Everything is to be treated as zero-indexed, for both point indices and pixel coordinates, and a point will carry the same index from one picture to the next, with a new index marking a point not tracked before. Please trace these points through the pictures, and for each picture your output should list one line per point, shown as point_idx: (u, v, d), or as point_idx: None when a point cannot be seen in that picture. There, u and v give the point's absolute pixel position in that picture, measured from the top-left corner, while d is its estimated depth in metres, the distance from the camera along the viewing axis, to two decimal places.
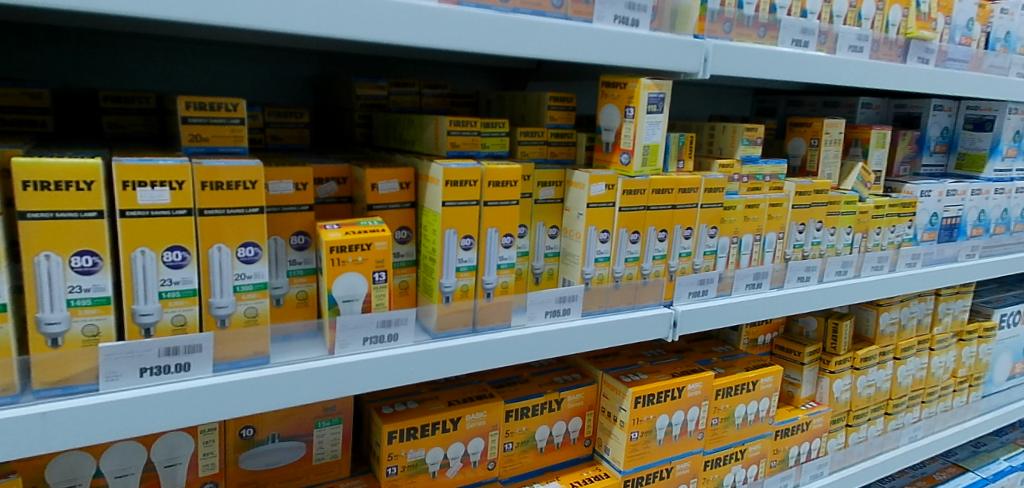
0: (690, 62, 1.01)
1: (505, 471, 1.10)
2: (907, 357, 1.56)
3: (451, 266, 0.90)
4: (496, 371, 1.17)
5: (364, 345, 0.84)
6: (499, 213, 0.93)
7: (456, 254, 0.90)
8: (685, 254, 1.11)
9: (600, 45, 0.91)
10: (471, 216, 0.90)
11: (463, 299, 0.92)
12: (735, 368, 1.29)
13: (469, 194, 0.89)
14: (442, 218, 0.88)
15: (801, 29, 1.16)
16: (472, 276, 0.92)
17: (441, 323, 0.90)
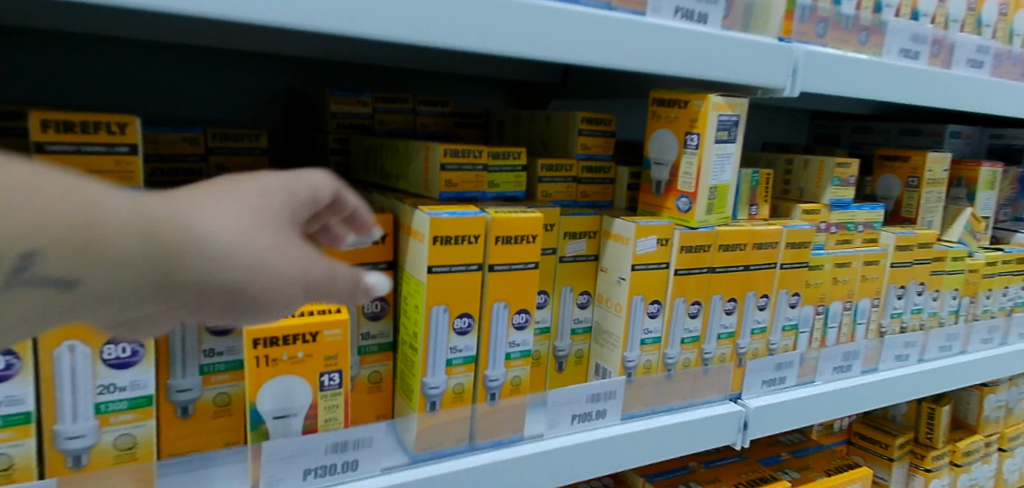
0: (776, 76, 0.74)
1: None
2: (1014, 447, 1.26)
3: (439, 358, 0.63)
4: None
5: (306, 479, 0.56)
6: (510, 281, 0.65)
7: (447, 341, 0.63)
8: (759, 331, 0.84)
9: (658, 49, 0.65)
10: (471, 287, 0.63)
11: (455, 404, 0.65)
12: (814, 471, 1.01)
13: (469, 255, 0.62)
14: (428, 290, 0.61)
15: (911, 36, 0.88)
16: (467, 372, 0.65)
17: (423, 442, 0.63)
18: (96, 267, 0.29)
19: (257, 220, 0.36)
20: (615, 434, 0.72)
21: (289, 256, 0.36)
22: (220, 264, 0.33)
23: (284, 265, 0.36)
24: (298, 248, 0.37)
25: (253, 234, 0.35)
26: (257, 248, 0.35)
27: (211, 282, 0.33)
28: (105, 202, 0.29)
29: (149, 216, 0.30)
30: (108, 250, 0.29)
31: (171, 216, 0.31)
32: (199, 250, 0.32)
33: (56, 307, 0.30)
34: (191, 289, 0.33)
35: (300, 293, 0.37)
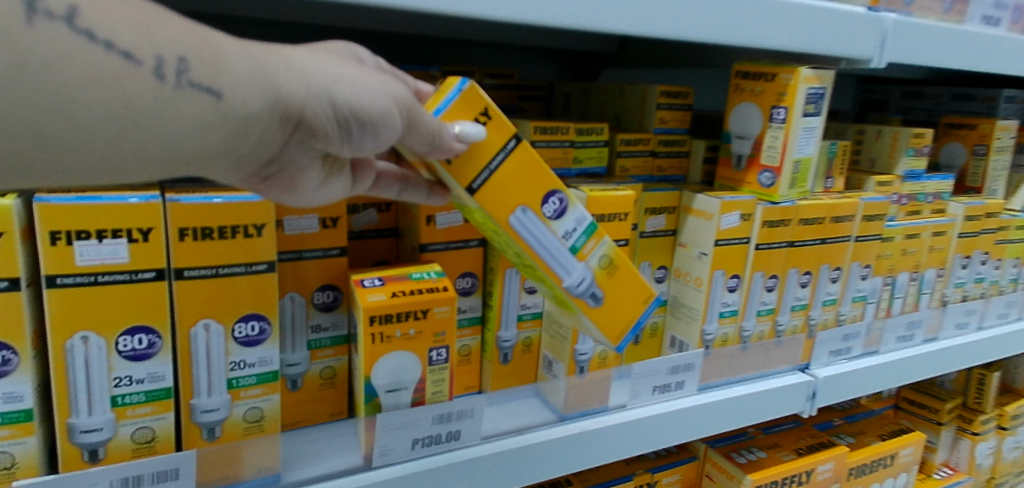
0: (864, 47, 0.72)
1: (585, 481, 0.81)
2: None
3: (561, 253, 0.55)
4: (599, 469, 0.83)
5: (414, 449, 0.57)
6: None
7: (552, 232, 0.54)
8: (829, 302, 0.85)
9: (749, 20, 0.64)
10: (519, 157, 0.53)
11: (614, 276, 0.58)
12: (867, 436, 1.04)
13: (500, 133, 0.52)
14: (490, 205, 0.52)
15: (993, 2, 0.86)
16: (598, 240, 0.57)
17: (614, 329, 0.59)
18: (224, 76, 0.35)
19: (325, 59, 0.41)
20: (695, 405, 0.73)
21: (359, 74, 0.42)
22: (309, 74, 0.39)
23: (376, 86, 0.42)
24: (374, 79, 0.43)
25: (334, 63, 0.41)
26: (347, 73, 0.41)
27: (314, 93, 0.39)
28: (216, 37, 0.36)
29: (252, 46, 0.37)
30: (244, 74, 0.36)
31: (270, 54, 0.38)
32: (298, 70, 0.38)
33: (193, 119, 0.35)
34: (306, 103, 0.38)
35: (400, 109, 0.43)
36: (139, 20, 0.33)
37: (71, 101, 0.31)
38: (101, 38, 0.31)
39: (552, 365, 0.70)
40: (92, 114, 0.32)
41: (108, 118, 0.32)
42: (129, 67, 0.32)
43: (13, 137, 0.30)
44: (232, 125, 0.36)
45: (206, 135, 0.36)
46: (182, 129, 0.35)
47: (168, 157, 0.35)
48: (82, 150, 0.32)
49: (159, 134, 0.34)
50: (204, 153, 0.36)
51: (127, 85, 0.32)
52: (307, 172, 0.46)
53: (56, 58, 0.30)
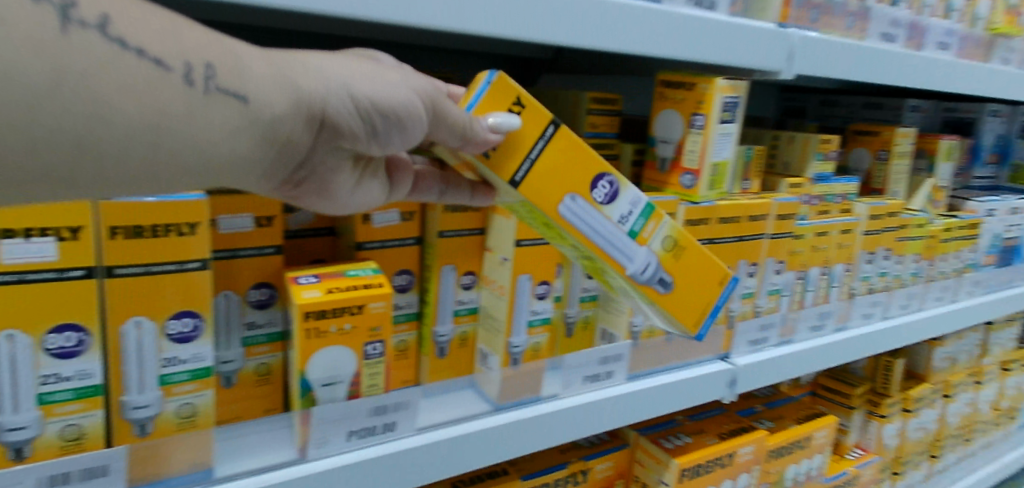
0: (773, 59, 0.78)
1: (518, 470, 0.83)
2: (956, 394, 1.52)
3: (619, 237, 0.60)
4: (534, 459, 0.86)
5: (349, 440, 0.59)
6: (535, 255, 0.69)
7: (606, 216, 0.59)
8: (747, 295, 0.91)
9: (662, 34, 0.69)
10: (565, 147, 0.57)
11: (673, 254, 0.63)
12: (786, 421, 1.12)
13: (537, 122, 0.56)
14: (544, 197, 0.57)
15: (891, 21, 0.94)
16: (658, 222, 0.62)
17: (683, 312, 0.65)
18: (246, 80, 0.40)
19: (343, 61, 0.47)
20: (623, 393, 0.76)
21: (378, 73, 0.48)
22: (329, 75, 0.44)
23: (393, 79, 0.48)
24: (394, 76, 0.49)
25: (348, 64, 0.47)
26: (359, 70, 0.47)
27: (336, 93, 0.45)
28: (238, 45, 0.41)
29: (272, 54, 0.43)
30: (269, 79, 0.41)
31: (291, 61, 0.44)
32: (319, 72, 0.44)
33: (225, 120, 0.40)
34: (330, 101, 0.44)
35: (418, 98, 0.49)
36: (168, 30, 0.38)
37: (107, 108, 0.36)
38: (130, 47, 0.36)
39: (487, 358, 0.71)
40: (128, 120, 0.36)
41: (140, 128, 0.37)
42: (160, 72, 0.37)
43: (57, 147, 0.35)
44: (260, 128, 0.42)
45: (240, 141, 0.41)
46: (213, 135, 0.40)
47: (208, 159, 0.40)
48: (121, 161, 0.37)
49: (194, 136, 0.39)
50: (240, 160, 0.42)
51: (162, 89, 0.37)
52: (337, 173, 0.52)
53: (85, 66, 0.35)
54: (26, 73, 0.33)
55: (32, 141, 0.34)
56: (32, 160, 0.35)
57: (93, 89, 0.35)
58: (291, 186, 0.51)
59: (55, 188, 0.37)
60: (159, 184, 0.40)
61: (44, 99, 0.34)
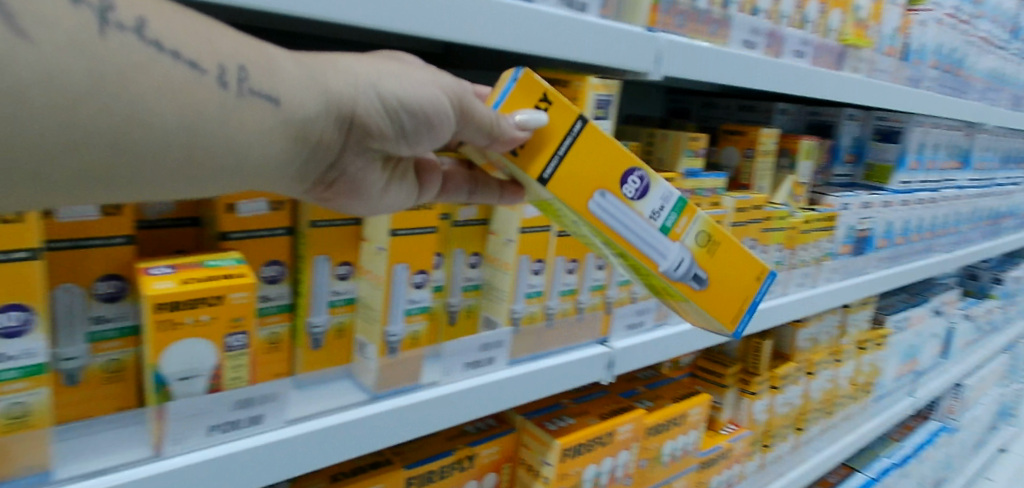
0: (642, 61, 0.83)
1: (404, 458, 0.85)
2: (818, 371, 1.70)
3: (649, 231, 0.67)
4: (420, 447, 0.88)
5: (210, 435, 0.59)
6: (411, 245, 0.71)
7: (635, 210, 0.67)
8: (623, 283, 0.97)
9: (534, 33, 0.73)
10: (597, 142, 0.65)
11: (700, 247, 0.70)
12: (664, 400, 1.21)
13: (564, 119, 0.64)
14: (574, 190, 0.65)
15: (751, 29, 1.04)
16: (692, 217, 0.69)
17: (713, 304, 0.72)
18: (274, 82, 0.48)
19: (363, 62, 0.55)
20: (503, 378, 0.79)
21: (400, 72, 0.56)
22: (352, 77, 0.52)
23: (420, 80, 0.56)
24: (415, 74, 0.57)
25: (376, 65, 0.55)
26: (385, 71, 0.55)
27: (362, 93, 0.53)
28: (270, 50, 0.49)
29: (300, 59, 0.50)
30: (298, 82, 0.49)
31: (319, 66, 0.51)
32: (344, 74, 0.52)
33: (258, 116, 0.47)
34: (356, 99, 0.52)
35: (441, 95, 0.57)
36: (207, 36, 0.45)
37: (146, 108, 0.42)
38: (167, 49, 0.42)
39: (364, 348, 0.72)
40: (169, 118, 0.43)
41: (173, 126, 0.43)
42: (196, 74, 0.44)
43: (103, 142, 0.41)
44: (296, 125, 0.50)
45: (276, 137, 0.49)
46: (246, 130, 0.47)
47: (243, 151, 0.48)
48: (160, 156, 0.44)
49: (228, 131, 0.46)
50: (276, 154, 0.50)
51: (201, 89, 0.44)
52: (370, 171, 0.61)
53: (119, 65, 0.40)
54: (71, 78, 0.38)
55: (77, 139, 0.40)
56: (76, 158, 0.41)
57: (128, 92, 0.41)
58: (325, 188, 0.59)
59: (94, 182, 0.43)
60: (201, 177, 0.48)
61: (88, 101, 0.39)
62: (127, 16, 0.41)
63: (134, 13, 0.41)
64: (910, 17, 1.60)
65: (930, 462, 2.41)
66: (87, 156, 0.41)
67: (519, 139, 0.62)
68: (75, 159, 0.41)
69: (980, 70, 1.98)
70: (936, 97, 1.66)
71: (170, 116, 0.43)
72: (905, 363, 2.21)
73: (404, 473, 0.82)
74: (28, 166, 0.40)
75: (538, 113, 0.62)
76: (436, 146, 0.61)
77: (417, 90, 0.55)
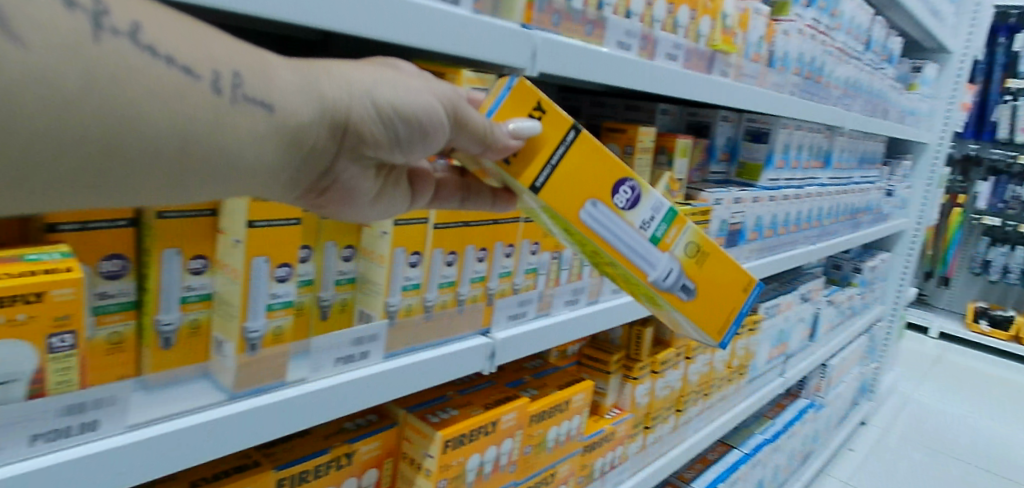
0: (519, 57, 0.85)
1: (275, 459, 0.83)
2: (696, 355, 1.81)
3: (640, 237, 0.79)
4: (294, 447, 0.86)
5: (34, 445, 0.55)
6: (271, 237, 0.69)
7: (625, 219, 0.79)
8: (505, 274, 0.99)
9: (408, 24, 0.73)
10: (589, 154, 0.77)
11: (687, 256, 0.83)
12: (548, 388, 1.25)
13: (558, 132, 0.76)
14: (565, 197, 0.77)
15: (624, 31, 1.09)
16: (680, 228, 0.82)
17: (696, 305, 0.84)
18: (270, 89, 0.52)
19: (357, 70, 0.60)
20: (376, 372, 0.79)
21: (396, 81, 0.62)
22: (348, 86, 0.58)
23: (415, 88, 0.63)
24: (409, 82, 0.63)
25: (373, 73, 0.61)
26: (379, 78, 0.61)
27: (358, 101, 0.59)
28: (269, 60, 0.53)
29: (299, 68, 0.55)
30: (294, 90, 0.54)
31: (319, 75, 0.57)
32: (343, 83, 0.58)
33: (253, 120, 0.52)
34: (352, 107, 0.58)
35: (433, 103, 0.64)
36: (207, 45, 0.49)
37: (142, 113, 0.45)
38: (166, 56, 0.46)
39: (221, 346, 0.69)
40: (163, 121, 0.46)
41: (166, 129, 0.47)
42: (192, 81, 0.47)
43: (100, 144, 0.44)
44: (291, 131, 0.55)
45: (271, 141, 0.54)
46: (241, 133, 0.52)
47: (237, 151, 0.52)
48: (155, 157, 0.47)
49: (222, 132, 0.51)
50: (273, 158, 0.55)
51: (198, 95, 0.48)
52: (367, 175, 0.68)
53: (118, 72, 0.43)
54: (67, 81, 0.41)
55: (73, 140, 0.43)
56: (72, 159, 0.44)
57: (121, 96, 0.44)
58: (320, 190, 0.65)
59: (90, 184, 0.46)
60: (199, 176, 0.52)
61: (86, 103, 0.42)
62: (122, 21, 0.44)
63: (129, 19, 0.44)
64: (774, 27, 1.73)
65: (799, 436, 2.62)
66: (84, 158, 0.44)
67: (511, 146, 0.73)
68: (73, 160, 0.44)
69: (838, 78, 2.17)
70: (800, 101, 1.80)
71: (166, 120, 0.47)
72: (777, 346, 2.39)
73: (274, 475, 0.79)
74: (28, 166, 0.43)
75: (533, 122, 0.74)
76: (429, 153, 0.69)
77: (412, 98, 0.62)
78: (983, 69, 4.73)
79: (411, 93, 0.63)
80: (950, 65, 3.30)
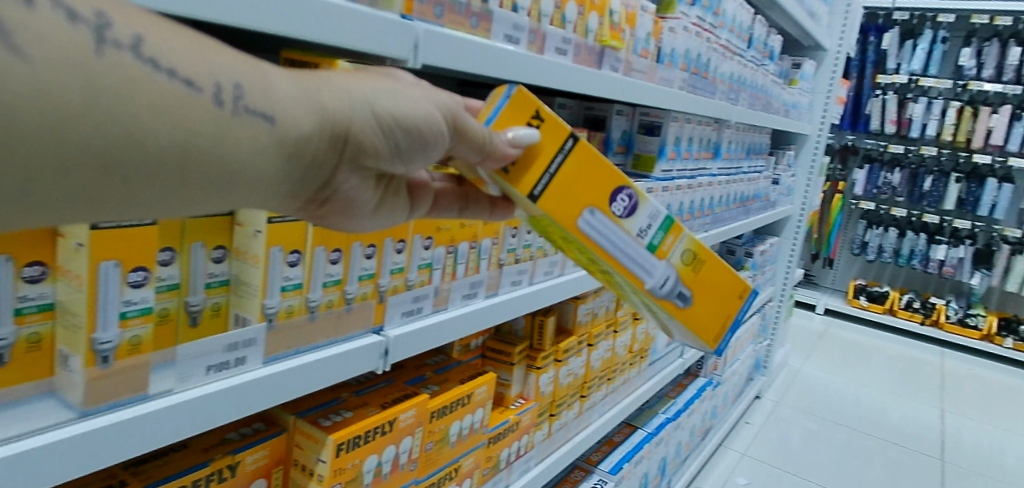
0: (400, 48, 0.84)
1: (144, 478, 0.78)
2: (598, 342, 1.85)
3: (637, 246, 0.83)
4: (170, 462, 0.82)
5: None
6: (124, 239, 0.64)
7: (622, 228, 0.82)
8: (397, 270, 0.97)
9: (282, 13, 0.70)
10: (587, 161, 0.82)
11: (684, 266, 0.86)
12: (450, 383, 1.24)
13: (559, 142, 0.81)
14: (562, 204, 0.81)
15: (513, 25, 1.10)
16: (677, 236, 0.84)
17: (693, 318, 0.87)
18: (271, 103, 0.52)
19: (356, 81, 0.62)
20: (253, 378, 0.75)
21: (393, 92, 0.64)
22: (348, 98, 0.59)
23: (414, 98, 0.65)
24: (405, 95, 0.65)
25: (372, 85, 0.62)
26: (377, 89, 0.63)
27: (356, 112, 0.60)
28: (268, 72, 0.53)
29: (303, 81, 0.56)
30: (294, 101, 0.54)
31: (321, 86, 0.58)
32: (344, 94, 0.59)
33: (256, 132, 0.51)
34: (352, 117, 0.60)
35: (430, 113, 0.67)
36: (212, 58, 0.48)
37: (136, 128, 0.43)
38: (158, 65, 0.44)
39: (67, 360, 0.63)
40: (161, 137, 0.45)
41: (167, 145, 0.45)
42: (191, 92, 0.46)
43: (90, 160, 0.42)
44: (293, 143, 0.55)
45: (272, 153, 0.54)
46: (240, 145, 0.51)
47: (238, 165, 0.51)
48: (155, 173, 0.46)
49: (225, 146, 0.50)
50: (273, 170, 0.55)
51: (199, 108, 0.47)
52: (364, 184, 0.70)
53: (116, 83, 0.41)
54: (64, 95, 0.39)
55: (70, 156, 0.41)
56: (68, 176, 0.42)
57: (120, 111, 0.42)
58: (323, 202, 0.68)
59: (83, 201, 0.44)
60: (197, 194, 0.50)
61: (85, 117, 0.40)
62: (123, 35, 0.42)
63: (131, 32, 0.43)
64: (661, 24, 1.80)
65: (699, 413, 2.75)
66: (79, 175, 0.42)
67: (508, 154, 0.77)
68: (70, 178, 0.42)
69: (723, 73, 2.28)
70: (687, 95, 1.88)
71: (166, 135, 0.45)
72: None
73: None
74: (18, 185, 0.40)
75: (532, 130, 0.78)
76: (432, 161, 0.72)
77: (413, 108, 0.65)
78: (857, 66, 5.11)
79: (406, 104, 0.64)
80: (826, 62, 3.56)
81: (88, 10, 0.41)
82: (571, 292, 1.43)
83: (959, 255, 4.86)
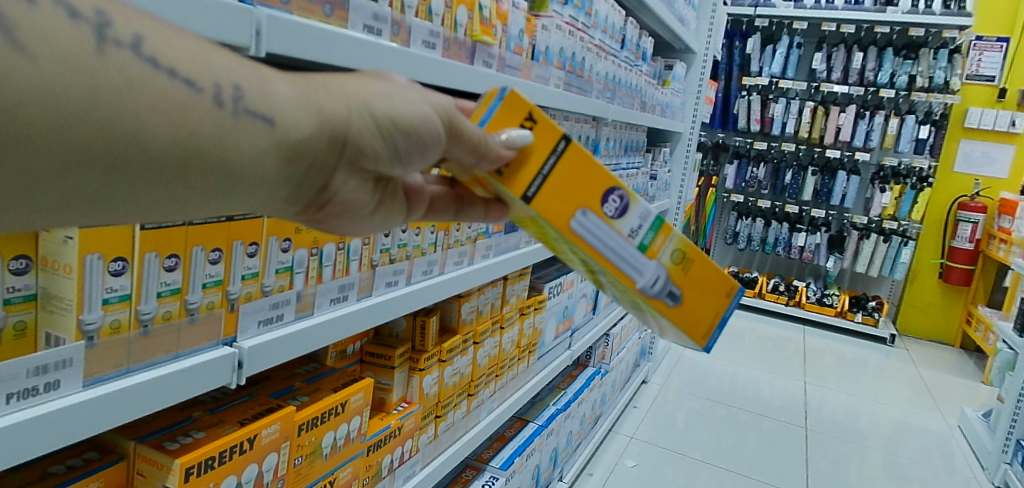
0: (238, 35, 0.77)
1: None
2: (484, 339, 1.84)
3: (628, 246, 0.83)
4: None
5: None
6: None
7: (612, 228, 0.82)
8: (249, 276, 0.90)
9: None
10: (580, 163, 0.82)
11: (674, 265, 0.85)
12: (321, 392, 1.18)
13: (552, 142, 0.81)
14: (556, 205, 0.81)
15: (372, 15, 1.05)
16: (666, 236, 0.84)
17: (683, 317, 0.86)
18: (271, 107, 0.53)
19: (355, 85, 0.63)
20: (67, 405, 0.67)
21: (391, 95, 0.66)
22: (346, 100, 0.61)
23: (411, 100, 0.68)
24: (401, 96, 0.67)
25: (369, 88, 0.64)
26: (373, 92, 0.65)
27: (353, 114, 0.61)
28: (266, 77, 0.54)
29: (303, 85, 0.58)
30: (292, 103, 0.55)
31: (319, 89, 0.59)
32: (344, 97, 0.61)
33: (256, 133, 0.52)
34: (350, 119, 0.61)
35: (426, 113, 0.69)
36: (205, 59, 0.50)
37: (139, 129, 0.44)
38: (146, 64, 0.44)
39: None
40: (159, 140, 0.46)
41: (168, 146, 0.46)
42: (193, 92, 0.47)
43: (92, 161, 0.43)
44: (294, 146, 0.56)
45: (271, 155, 0.54)
46: (241, 147, 0.52)
47: (241, 167, 0.53)
48: (157, 173, 0.47)
49: (226, 147, 0.51)
50: (274, 172, 0.56)
51: (197, 109, 0.48)
52: (361, 187, 0.71)
53: (118, 83, 0.43)
54: (68, 93, 0.40)
55: (74, 157, 0.42)
56: (77, 176, 0.43)
57: (123, 110, 0.43)
58: (319, 206, 0.69)
59: (84, 202, 0.45)
60: (192, 195, 0.51)
61: (88, 117, 0.41)
62: (123, 34, 0.44)
63: (131, 31, 0.44)
64: (535, 22, 1.80)
65: (588, 403, 2.82)
66: (83, 177, 0.44)
67: (503, 155, 0.78)
68: (71, 180, 0.43)
69: (598, 73, 2.34)
70: (563, 92, 1.90)
71: (167, 135, 0.46)
72: (563, 322, 2.52)
73: None
74: (22, 187, 0.42)
75: (524, 131, 0.79)
76: (427, 164, 0.74)
77: (409, 110, 0.67)
78: (725, 68, 5.43)
79: (404, 105, 0.66)
80: (695, 64, 3.76)
81: (89, 8, 0.42)
82: (452, 290, 1.40)
83: (817, 241, 5.33)
